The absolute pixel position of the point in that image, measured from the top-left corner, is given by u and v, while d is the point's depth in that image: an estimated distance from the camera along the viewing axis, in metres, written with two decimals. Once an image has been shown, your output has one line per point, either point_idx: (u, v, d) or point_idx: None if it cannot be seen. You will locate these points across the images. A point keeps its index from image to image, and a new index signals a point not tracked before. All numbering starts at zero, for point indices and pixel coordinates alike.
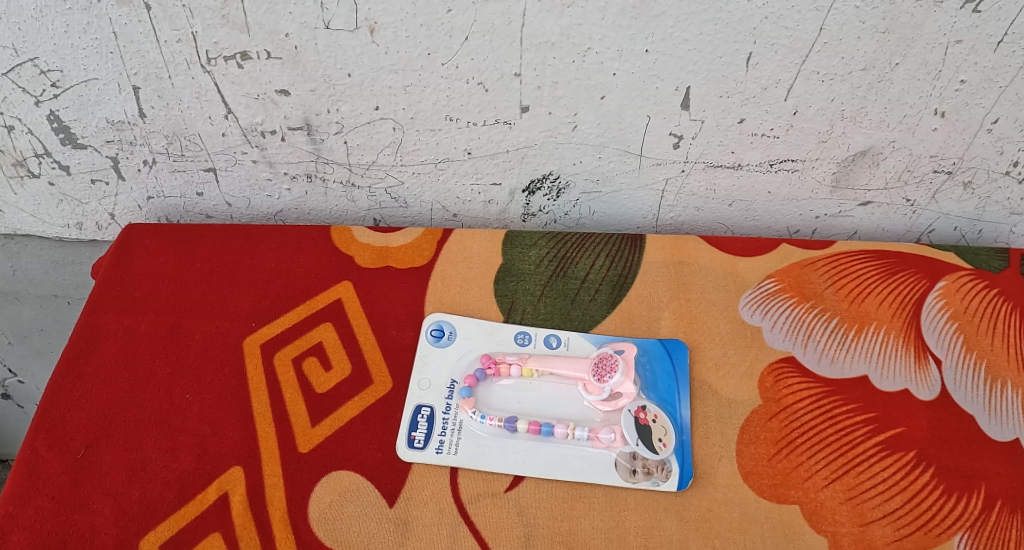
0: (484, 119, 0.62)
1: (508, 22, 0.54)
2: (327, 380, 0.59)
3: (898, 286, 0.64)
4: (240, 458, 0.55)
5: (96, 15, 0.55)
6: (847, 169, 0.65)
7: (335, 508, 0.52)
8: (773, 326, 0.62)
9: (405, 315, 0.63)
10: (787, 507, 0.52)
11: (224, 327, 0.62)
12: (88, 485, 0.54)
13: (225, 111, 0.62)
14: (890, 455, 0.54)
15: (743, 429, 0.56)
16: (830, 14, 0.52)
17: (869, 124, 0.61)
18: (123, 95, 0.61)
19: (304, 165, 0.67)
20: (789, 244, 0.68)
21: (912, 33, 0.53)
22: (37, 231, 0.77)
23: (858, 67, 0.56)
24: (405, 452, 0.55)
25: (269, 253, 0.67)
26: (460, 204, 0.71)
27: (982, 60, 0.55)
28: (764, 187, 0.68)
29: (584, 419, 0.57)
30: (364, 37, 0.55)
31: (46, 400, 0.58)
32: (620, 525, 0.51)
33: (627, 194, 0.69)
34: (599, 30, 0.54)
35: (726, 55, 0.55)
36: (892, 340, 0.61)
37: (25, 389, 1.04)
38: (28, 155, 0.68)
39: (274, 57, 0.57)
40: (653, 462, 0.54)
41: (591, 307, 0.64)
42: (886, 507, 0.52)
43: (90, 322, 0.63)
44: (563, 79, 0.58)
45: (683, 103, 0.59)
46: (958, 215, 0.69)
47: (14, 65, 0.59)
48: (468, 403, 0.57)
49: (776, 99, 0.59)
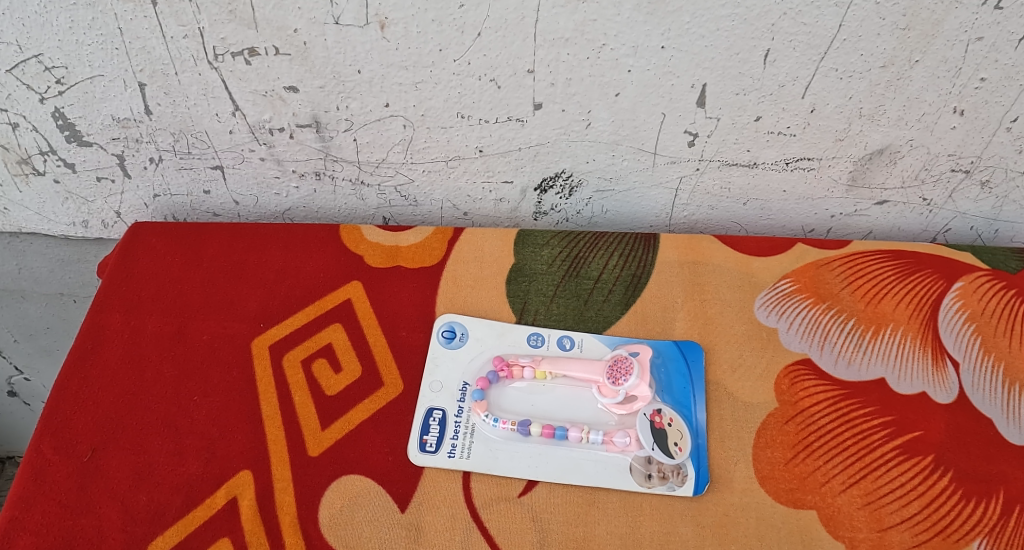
0: (496, 117, 0.61)
1: (521, 18, 0.53)
2: (337, 382, 0.58)
3: (915, 287, 0.63)
4: (248, 461, 0.54)
5: (101, 11, 0.54)
6: (864, 168, 0.64)
7: (346, 512, 0.52)
8: (789, 327, 0.61)
9: (415, 316, 0.62)
10: (804, 512, 0.51)
11: (232, 327, 0.62)
12: (94, 489, 0.53)
13: (233, 108, 0.61)
14: (907, 459, 0.53)
15: (759, 433, 0.55)
16: (850, 10, 0.51)
17: (887, 122, 0.60)
18: (128, 92, 0.60)
19: (313, 162, 0.66)
20: (804, 244, 0.67)
21: (932, 30, 0.52)
22: (43, 229, 0.77)
23: (876, 65, 0.55)
24: (417, 455, 0.54)
25: (277, 252, 0.66)
26: (471, 202, 0.70)
27: (1003, 57, 0.54)
28: (779, 186, 0.67)
29: (598, 422, 0.56)
30: (374, 33, 0.54)
31: (51, 403, 0.58)
32: (634, 530, 0.51)
33: (640, 192, 0.68)
34: (613, 26, 0.53)
35: (743, 52, 0.54)
36: (909, 342, 0.60)
37: (32, 387, 1.04)
38: (32, 152, 0.67)
39: (282, 53, 0.56)
40: (668, 466, 0.53)
41: (604, 308, 0.63)
42: (903, 513, 0.51)
43: (96, 323, 0.62)
44: (577, 76, 0.57)
45: (699, 100, 0.58)
46: (975, 214, 0.68)
47: (18, 61, 0.58)
48: (480, 406, 0.56)
49: (793, 96, 0.58)
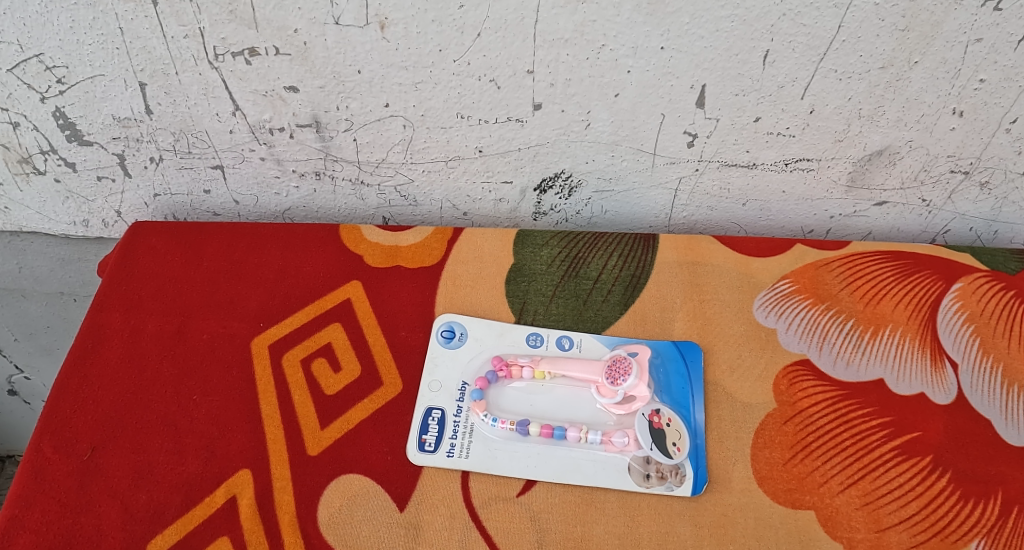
0: (495, 117, 0.61)
1: (521, 18, 0.53)
2: (336, 381, 0.58)
3: (914, 288, 0.63)
4: (248, 460, 0.54)
5: (102, 10, 0.54)
6: (863, 169, 0.64)
7: (345, 512, 0.52)
8: (788, 327, 0.61)
9: (414, 316, 0.62)
10: (802, 513, 0.51)
11: (231, 327, 0.62)
12: (94, 488, 0.53)
13: (233, 108, 0.61)
14: (906, 460, 0.53)
15: (758, 433, 0.55)
16: (849, 11, 0.51)
17: (886, 123, 0.60)
18: (129, 92, 0.61)
19: (313, 162, 0.66)
20: (803, 245, 0.67)
21: (932, 31, 0.52)
22: (43, 228, 0.77)
23: (876, 66, 0.55)
24: (416, 455, 0.54)
25: (277, 251, 0.66)
26: (470, 202, 0.71)
27: (1002, 58, 0.54)
28: (778, 186, 0.67)
29: (597, 422, 0.56)
30: (374, 33, 0.54)
31: (51, 401, 0.58)
32: (633, 530, 0.51)
33: (640, 193, 0.68)
34: (613, 27, 0.53)
35: (743, 53, 0.54)
36: (908, 342, 0.60)
37: (32, 386, 1.04)
38: (33, 152, 0.67)
39: (282, 53, 0.56)
40: (666, 466, 0.53)
41: (604, 308, 0.63)
42: (901, 513, 0.51)
43: (96, 322, 0.62)
44: (577, 77, 0.57)
45: (698, 101, 0.58)
46: (974, 215, 0.68)
47: (19, 60, 0.58)
48: (479, 406, 0.56)
49: (792, 97, 0.58)
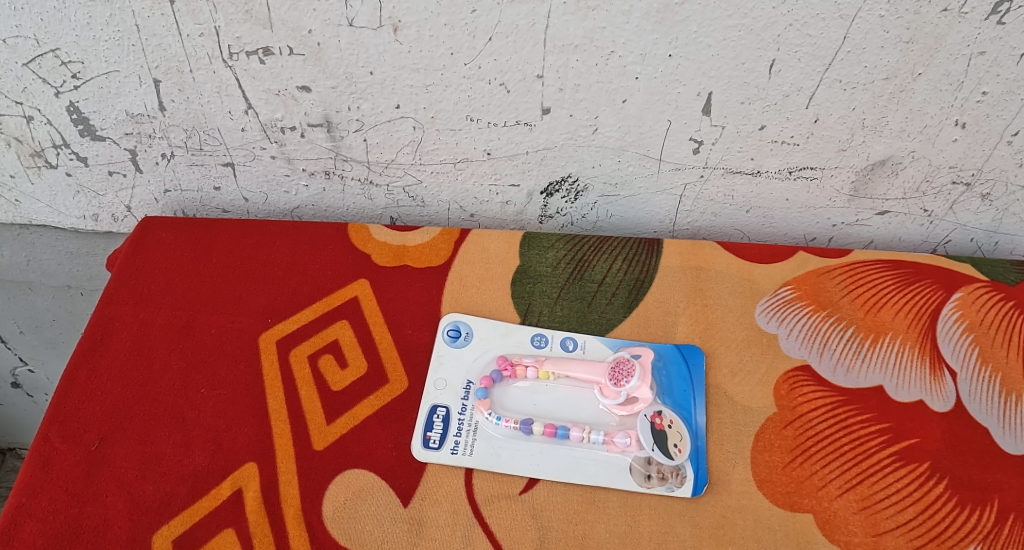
0: (504, 120, 0.62)
1: (532, 24, 0.54)
2: (342, 378, 0.59)
3: (915, 296, 0.64)
4: (253, 454, 0.55)
5: (119, 8, 0.55)
6: (866, 178, 0.65)
7: (349, 507, 0.52)
8: (790, 334, 0.62)
9: (420, 315, 0.63)
10: (800, 516, 0.52)
11: (239, 322, 0.62)
12: (101, 478, 0.54)
13: (246, 107, 0.62)
14: (903, 466, 0.54)
15: (758, 436, 0.56)
16: (854, 22, 0.52)
17: (889, 134, 0.61)
18: (143, 88, 0.61)
19: (323, 162, 0.67)
20: (806, 253, 0.67)
21: (936, 44, 0.53)
22: (53, 221, 0.78)
23: (880, 77, 0.56)
24: (420, 451, 0.55)
25: (285, 249, 0.67)
26: (477, 204, 0.71)
27: (1005, 72, 0.55)
28: (782, 194, 0.68)
29: (599, 423, 0.57)
30: (387, 35, 0.55)
31: (59, 391, 0.58)
32: (633, 529, 0.51)
33: (645, 198, 0.69)
34: (622, 34, 0.54)
35: (749, 62, 0.55)
36: (908, 351, 0.60)
37: (36, 379, 1.05)
38: (46, 145, 0.68)
39: (296, 54, 0.57)
40: (667, 467, 0.54)
41: (608, 311, 0.64)
42: (899, 518, 0.52)
43: (106, 314, 0.63)
44: (585, 82, 0.58)
45: (704, 108, 0.59)
46: (975, 226, 0.69)
47: (35, 55, 0.59)
48: (483, 405, 0.57)
49: (797, 106, 0.59)
